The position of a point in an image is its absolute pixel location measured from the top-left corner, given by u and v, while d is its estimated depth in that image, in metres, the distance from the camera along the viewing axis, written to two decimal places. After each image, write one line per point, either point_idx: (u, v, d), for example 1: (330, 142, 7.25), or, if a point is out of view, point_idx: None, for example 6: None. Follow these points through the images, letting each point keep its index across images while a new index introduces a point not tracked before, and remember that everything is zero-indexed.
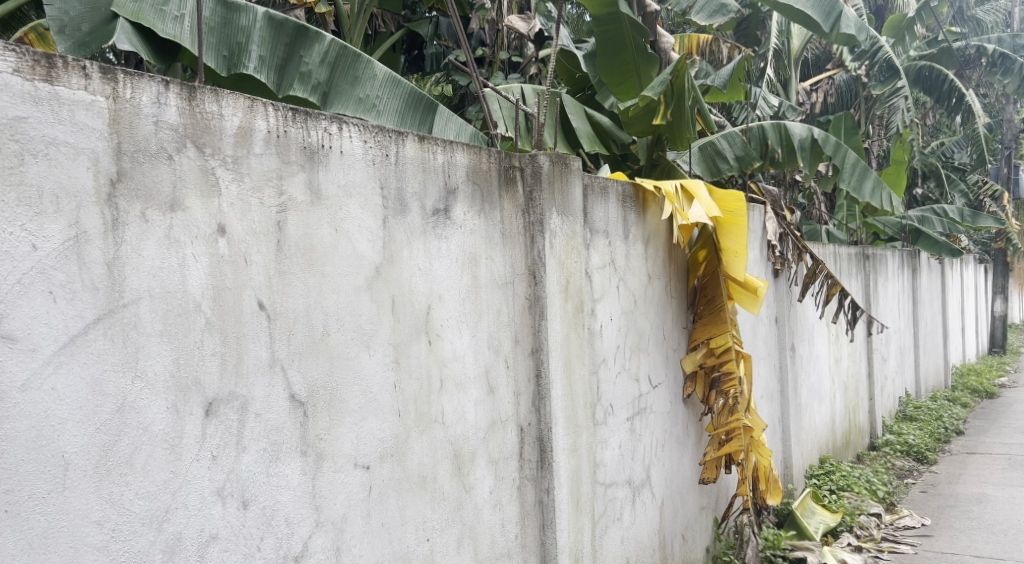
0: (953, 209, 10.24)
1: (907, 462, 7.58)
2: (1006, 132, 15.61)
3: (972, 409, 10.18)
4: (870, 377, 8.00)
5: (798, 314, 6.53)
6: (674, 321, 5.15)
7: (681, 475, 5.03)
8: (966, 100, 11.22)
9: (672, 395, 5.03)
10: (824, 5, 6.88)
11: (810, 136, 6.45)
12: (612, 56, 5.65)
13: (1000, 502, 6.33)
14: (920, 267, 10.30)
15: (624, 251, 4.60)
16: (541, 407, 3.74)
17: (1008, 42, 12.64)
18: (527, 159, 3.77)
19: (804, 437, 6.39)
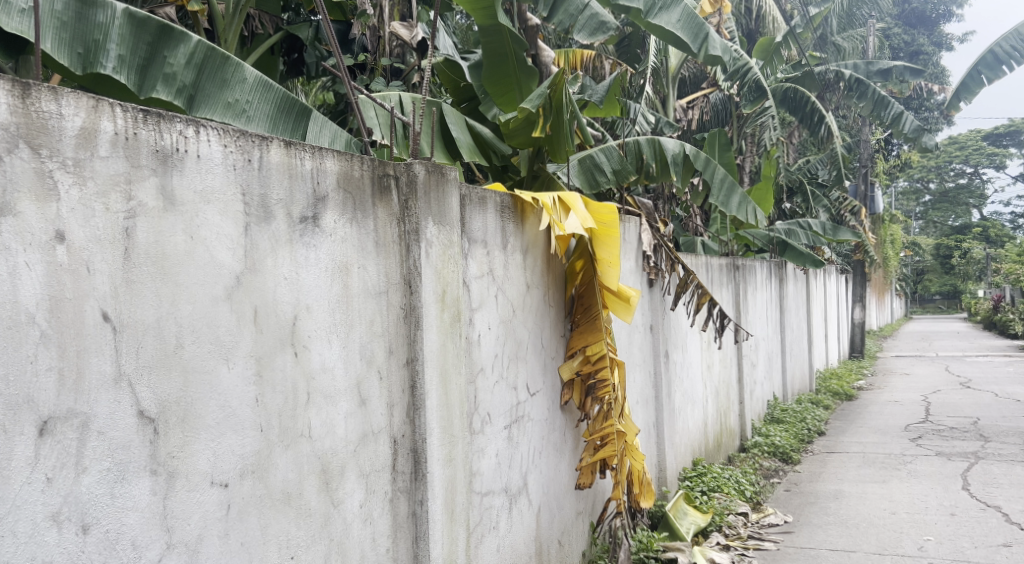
0: (816, 222, 10.86)
1: (774, 462, 7.97)
2: (863, 151, 16.79)
3: (833, 411, 10.85)
4: (740, 382, 8.39)
5: (672, 322, 6.77)
6: (553, 330, 5.22)
7: (558, 481, 5.10)
8: (827, 122, 11.97)
9: (550, 402, 5.10)
10: (693, 26, 7.22)
11: (682, 151, 6.70)
12: (494, 67, 5.68)
13: (853, 498, 6.76)
14: (787, 276, 10.90)
15: (503, 260, 4.63)
16: (415, 418, 3.70)
17: (863, 69, 13.58)
18: (403, 167, 3.73)
19: (677, 440, 6.62)
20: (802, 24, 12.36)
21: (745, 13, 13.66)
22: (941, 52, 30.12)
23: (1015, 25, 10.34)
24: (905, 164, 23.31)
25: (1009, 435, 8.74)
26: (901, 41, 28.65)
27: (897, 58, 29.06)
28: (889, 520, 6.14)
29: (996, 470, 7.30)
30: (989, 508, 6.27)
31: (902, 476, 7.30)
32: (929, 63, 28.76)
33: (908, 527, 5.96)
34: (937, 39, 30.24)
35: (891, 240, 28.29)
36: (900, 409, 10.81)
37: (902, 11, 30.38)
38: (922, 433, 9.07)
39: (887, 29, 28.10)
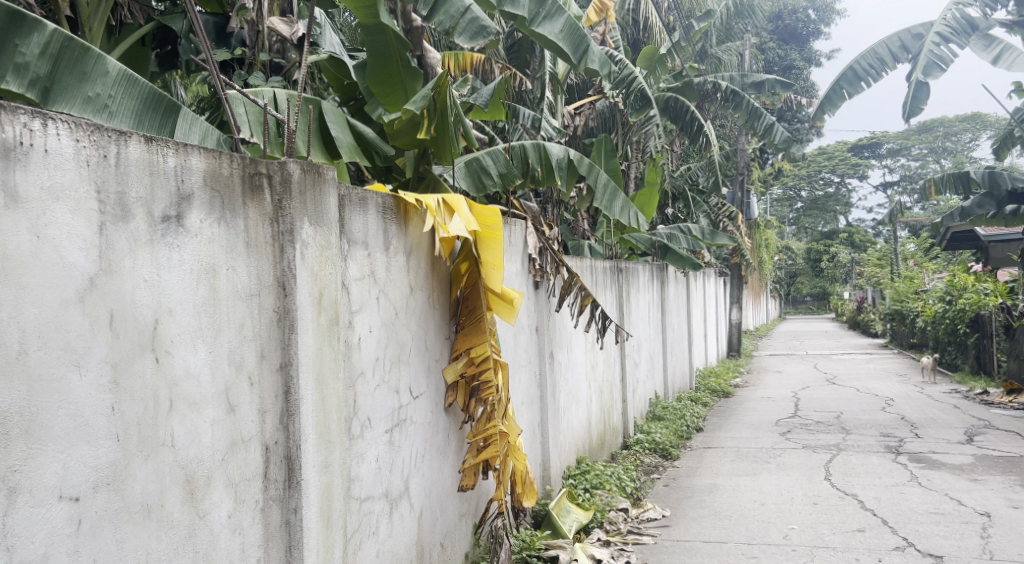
0: (696, 227, 11.31)
1: (654, 459, 8.24)
2: (740, 159, 17.66)
3: (711, 408, 11.32)
4: (623, 381, 8.63)
5: (556, 324, 6.88)
6: (437, 332, 5.17)
7: (441, 484, 5.07)
8: (705, 131, 12.39)
9: (433, 405, 5.05)
10: (574, 38, 7.36)
11: (566, 157, 6.82)
12: (378, 67, 5.63)
13: (726, 491, 7.08)
14: (668, 279, 11.32)
15: (385, 262, 4.53)
16: (288, 424, 3.60)
17: (739, 80, 14.15)
18: (276, 166, 3.61)
19: (561, 439, 6.73)
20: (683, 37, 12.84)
21: (631, 23, 14.04)
22: (811, 67, 32.01)
23: (872, 45, 11.13)
24: (778, 172, 24.64)
25: (867, 427, 9.39)
26: (775, 55, 30.25)
27: (772, 71, 30.69)
28: (758, 511, 6.47)
29: (854, 460, 7.82)
30: (847, 496, 6.70)
31: (771, 469, 7.71)
32: (800, 77, 30.57)
33: (775, 517, 6.30)
34: (808, 55, 32.06)
35: (766, 245, 29.85)
36: (771, 405, 11.42)
37: (777, 27, 32.06)
38: (791, 427, 9.61)
39: (762, 44, 29.66)
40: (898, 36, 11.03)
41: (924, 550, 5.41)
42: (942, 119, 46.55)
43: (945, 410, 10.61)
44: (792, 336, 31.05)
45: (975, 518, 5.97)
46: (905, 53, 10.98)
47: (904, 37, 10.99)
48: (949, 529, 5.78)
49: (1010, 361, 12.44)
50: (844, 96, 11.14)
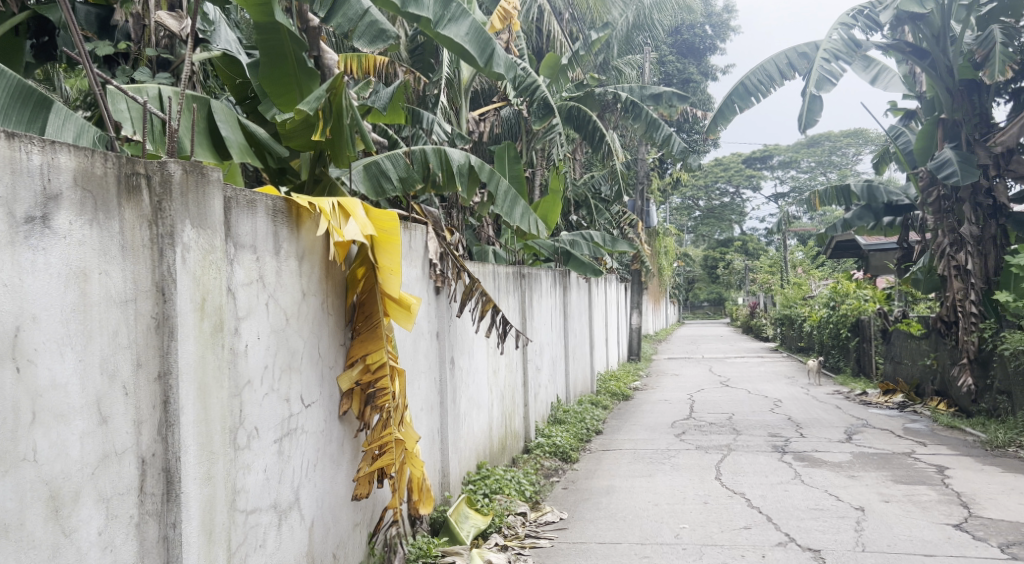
0: (598, 234, 11.45)
1: (554, 462, 8.31)
2: (640, 169, 18.14)
3: (611, 411, 11.55)
4: (525, 385, 8.67)
5: (458, 329, 6.74)
6: (331, 339, 5.01)
7: (335, 494, 4.95)
8: (607, 141, 12.66)
9: (327, 413, 4.91)
10: (479, 41, 7.39)
11: (467, 162, 6.79)
12: (272, 66, 5.47)
13: (622, 492, 7.22)
14: (570, 284, 11.47)
15: (275, 267, 4.40)
16: (167, 435, 3.44)
17: (638, 92, 14.43)
18: (155, 166, 3.46)
19: (461, 445, 6.63)
20: (585, 47, 13.09)
21: (535, 32, 14.20)
22: (707, 82, 33.21)
23: (761, 62, 11.63)
24: (677, 182, 25.45)
25: (756, 428, 9.78)
26: (674, 68, 31.24)
27: (670, 84, 31.67)
28: (651, 512, 6.63)
29: (743, 460, 8.13)
30: (736, 495, 6.96)
31: (666, 470, 7.92)
32: (697, 91, 31.72)
33: (667, 517, 6.47)
34: (704, 69, 33.23)
35: (665, 252, 30.79)
36: (668, 407, 11.74)
37: (676, 41, 33.09)
38: (686, 429, 9.91)
39: (661, 57, 30.61)
40: (785, 54, 11.57)
41: (804, 545, 5.68)
42: (828, 134, 49.23)
43: (827, 410, 11.19)
44: (689, 340, 32.14)
45: (851, 513, 6.31)
46: (792, 71, 11.52)
47: (791, 56, 11.51)
48: (827, 523, 6.09)
49: (886, 363, 13.26)
50: (736, 110, 11.59)
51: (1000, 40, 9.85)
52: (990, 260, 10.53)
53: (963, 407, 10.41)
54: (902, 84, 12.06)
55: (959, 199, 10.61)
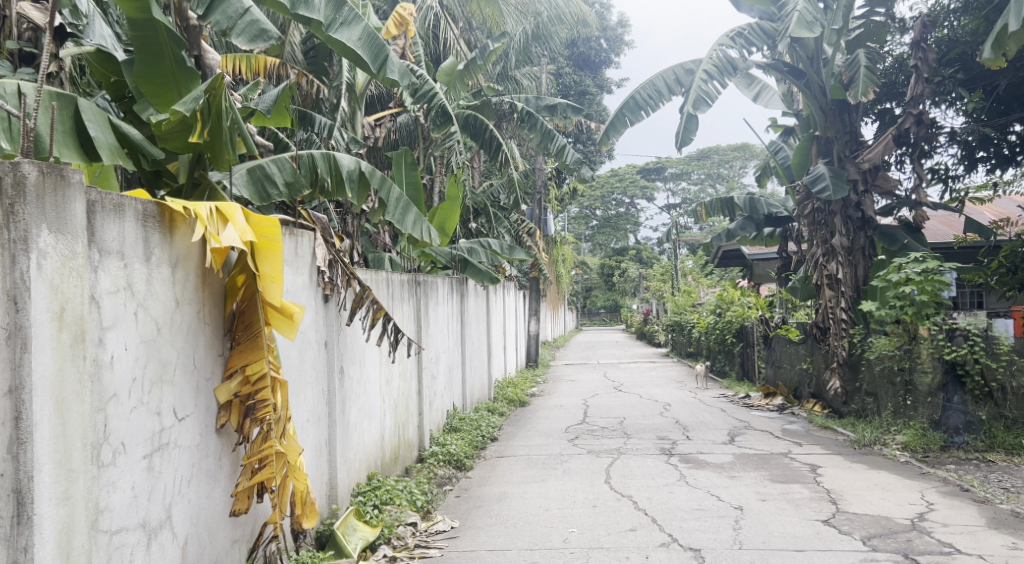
0: (495, 241, 11.49)
1: (448, 470, 8.26)
2: (538, 178, 18.39)
3: (507, 418, 11.61)
4: (420, 394, 8.52)
5: (347, 338, 6.52)
6: (207, 349, 4.81)
7: (210, 510, 4.74)
8: (503, 150, 12.75)
9: (202, 426, 4.71)
10: (373, 47, 7.34)
11: (357, 168, 6.72)
12: (147, 64, 5.23)
13: (514, 499, 7.26)
14: (467, 291, 11.45)
15: (145, 274, 4.20)
16: (19, 454, 3.21)
17: (534, 103, 14.61)
18: (7, 167, 3.26)
19: (351, 457, 6.43)
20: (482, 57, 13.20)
21: (433, 40, 14.20)
22: (603, 94, 34.04)
23: (651, 77, 12.01)
24: (574, 192, 25.95)
25: (646, 432, 10.05)
26: (571, 80, 31.84)
27: (568, 95, 32.29)
28: (542, 517, 6.69)
29: (632, 463, 8.33)
30: (623, 498, 7.12)
31: (558, 475, 8.03)
32: (592, 103, 32.51)
33: (557, 521, 6.54)
34: (601, 81, 33.99)
35: (564, 260, 31.29)
36: (563, 413, 11.90)
37: (573, 53, 33.70)
38: (579, 434, 10.07)
39: (558, 70, 31.20)
40: (672, 70, 11.99)
41: (685, 545, 5.86)
42: (716, 148, 51.26)
43: (714, 413, 11.61)
44: (585, 347, 32.76)
45: (730, 512, 6.57)
46: (679, 87, 11.96)
47: (679, 72, 11.94)
48: (708, 523, 6.32)
49: (767, 367, 13.90)
50: (626, 124, 11.92)
51: (864, 64, 10.57)
52: (859, 270, 11.16)
53: (835, 408, 11.04)
54: (781, 102, 12.72)
55: (831, 211, 11.16)
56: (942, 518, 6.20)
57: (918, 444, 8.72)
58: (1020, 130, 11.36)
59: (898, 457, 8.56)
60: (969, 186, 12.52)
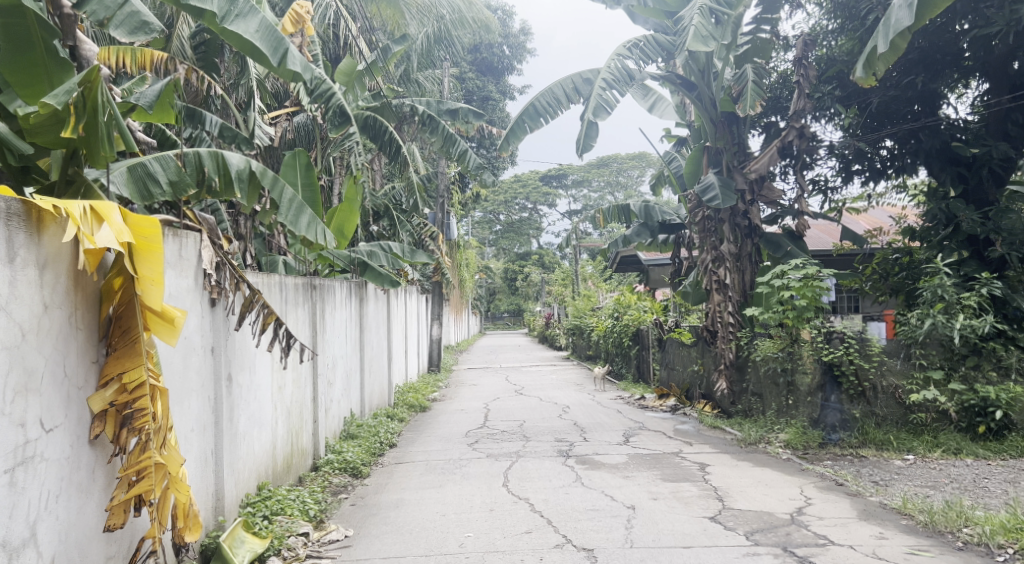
0: (396, 245, 11.33)
1: (343, 478, 8.10)
2: (441, 182, 18.34)
3: (406, 423, 11.51)
4: (315, 401, 8.32)
5: (235, 344, 6.31)
6: (79, 355, 4.53)
7: (81, 527, 4.47)
8: (403, 152, 12.66)
9: (73, 438, 4.43)
10: (270, 39, 7.07)
11: (247, 168, 6.49)
12: (14, 53, 4.92)
13: (411, 505, 7.19)
14: (367, 296, 11.30)
15: (7, 277, 3.93)
16: None
17: (435, 106, 14.53)
18: None
19: (239, 467, 6.22)
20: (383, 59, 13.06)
21: (332, 39, 13.95)
22: (506, 100, 34.23)
23: (550, 84, 12.18)
24: (477, 196, 26.01)
25: (544, 434, 10.17)
26: (474, 85, 31.93)
27: (470, 100, 32.37)
28: (438, 522, 6.66)
29: (530, 466, 8.41)
30: (520, 500, 7.18)
31: (456, 479, 8.02)
32: (494, 109, 32.71)
33: (453, 526, 6.53)
34: (503, 87, 34.21)
35: (467, 264, 31.30)
36: (463, 417, 11.88)
37: (475, 59, 33.79)
38: (478, 438, 10.09)
39: (461, 74, 31.22)
40: (571, 78, 12.20)
41: (579, 545, 5.95)
42: (616, 156, 52.37)
43: (611, 415, 11.86)
44: (488, 350, 32.87)
45: (622, 511, 6.72)
46: (578, 95, 12.18)
47: (577, 81, 12.15)
48: (601, 523, 6.43)
49: (662, 369, 14.30)
50: (527, 130, 12.07)
51: (751, 78, 11.06)
52: (746, 275, 11.61)
53: (723, 408, 11.49)
54: (674, 113, 13.15)
55: (720, 219, 11.61)
56: (819, 511, 6.54)
57: (799, 441, 9.15)
58: (890, 146, 12.17)
59: (780, 454, 8.99)
60: (845, 196, 13.31)
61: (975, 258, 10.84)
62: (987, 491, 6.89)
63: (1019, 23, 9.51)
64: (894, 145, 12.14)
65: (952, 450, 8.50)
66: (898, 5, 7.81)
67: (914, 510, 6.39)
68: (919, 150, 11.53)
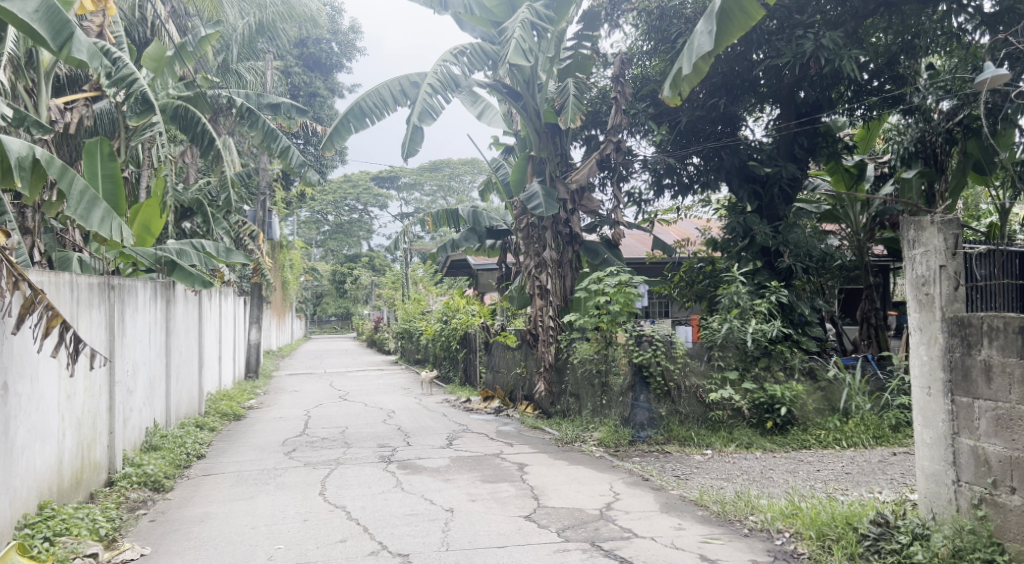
0: (210, 243, 10.79)
1: (142, 493, 7.55)
2: (262, 179, 17.58)
3: (218, 432, 10.93)
4: (112, 410, 7.69)
5: (14, 349, 5.71)
6: None
7: None
8: (217, 145, 12.04)
9: None
10: (53, 21, 6.71)
11: (31, 155, 5.92)
12: None
13: (218, 518, 6.82)
14: (176, 297, 10.60)
15: None
16: None
17: (255, 100, 13.89)
18: None
19: (17, 485, 5.63)
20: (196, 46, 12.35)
21: (140, 22, 13.02)
22: (335, 99, 33.41)
23: (376, 85, 12.04)
24: (302, 195, 25.24)
25: (366, 440, 10.02)
26: (300, 80, 30.93)
27: (297, 96, 31.32)
28: (246, 535, 6.35)
29: (349, 473, 8.25)
30: (336, 509, 7.00)
31: (269, 490, 7.71)
32: (322, 106, 31.91)
33: (263, 538, 6.26)
34: (331, 84, 33.44)
35: (291, 265, 30.25)
36: (281, 425, 11.46)
37: (301, 53, 32.73)
38: (296, 446, 9.77)
39: (286, 67, 30.14)
40: (398, 81, 12.12)
41: (394, 551, 5.89)
42: (449, 160, 52.42)
43: (435, 419, 11.89)
44: (312, 355, 31.93)
45: (440, 515, 6.73)
46: (404, 98, 12.12)
47: (404, 84, 12.12)
48: (417, 528, 6.41)
49: (487, 372, 14.54)
50: (351, 130, 11.87)
51: (573, 92, 11.51)
52: (567, 282, 12.09)
53: (544, 409, 11.87)
54: (501, 121, 13.46)
55: (543, 227, 11.95)
56: (625, 506, 6.88)
57: (611, 439, 9.64)
58: (696, 162, 13.03)
59: (594, 452, 9.42)
60: (658, 208, 14.17)
61: (767, 268, 11.93)
62: (771, 481, 7.56)
63: (805, 56, 10.56)
64: (699, 162, 13.01)
65: (744, 444, 9.33)
66: (700, 31, 8.38)
67: (709, 500, 6.89)
68: (721, 167, 12.41)
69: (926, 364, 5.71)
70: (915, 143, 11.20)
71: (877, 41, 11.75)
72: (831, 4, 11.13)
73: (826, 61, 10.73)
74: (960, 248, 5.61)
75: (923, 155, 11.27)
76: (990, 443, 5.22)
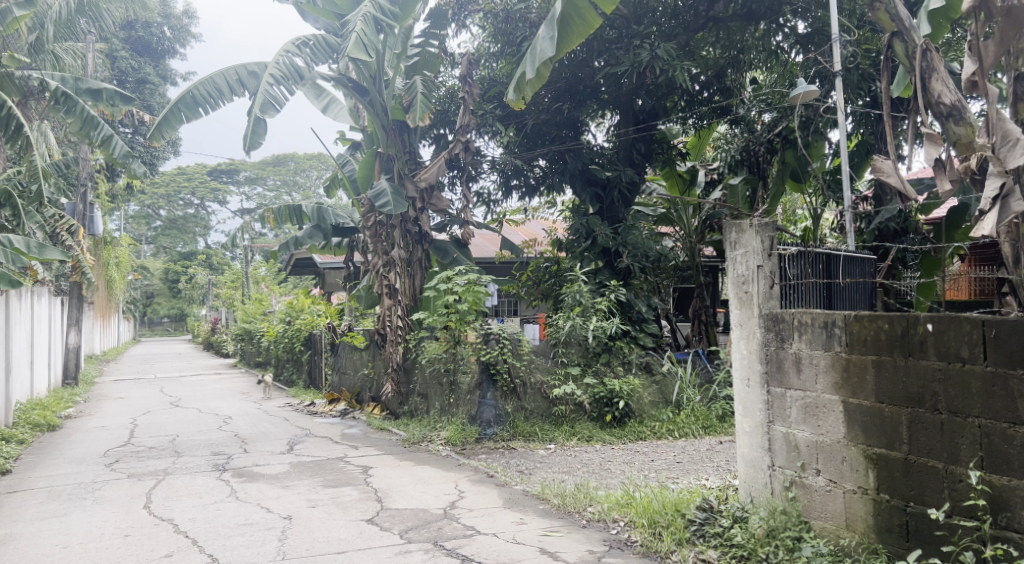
0: (19, 238, 9.87)
1: None
2: (82, 169, 16.25)
3: (28, 445, 9.98)
4: None
5: None
6: None
7: None
8: (25, 131, 11.00)
9: None
10: None
11: None
12: None
13: (24, 539, 6.21)
14: None
15: None
16: None
17: (72, 84, 12.82)
18: None
19: None
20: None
21: None
22: (167, 87, 31.50)
23: (210, 73, 11.43)
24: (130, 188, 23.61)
25: (199, 448, 9.50)
26: (127, 65, 28.93)
27: (123, 82, 29.25)
28: (55, 557, 5.82)
29: (178, 483, 7.77)
30: (162, 522, 6.57)
31: (86, 505, 7.12)
32: (152, 94, 30.00)
33: (76, 558, 5.76)
34: (163, 71, 31.52)
35: (117, 263, 28.16)
36: (103, 435, 10.64)
37: (128, 37, 30.60)
38: (119, 457, 9.09)
39: (110, 50, 28.07)
40: (234, 70, 11.60)
41: None
42: (294, 155, 50.81)
43: (274, 423, 11.45)
44: (140, 360, 29.78)
45: (277, 523, 6.48)
46: (241, 88, 11.60)
47: (241, 73, 11.60)
48: (252, 538, 6.13)
49: (333, 374, 14.18)
50: (182, 120, 11.22)
51: (420, 90, 11.43)
52: (416, 281, 12.03)
53: (392, 409, 11.73)
54: (348, 117, 13.20)
55: (392, 225, 11.79)
56: (469, 504, 6.92)
57: (457, 438, 9.66)
58: (542, 165, 13.30)
59: (440, 450, 9.41)
60: (506, 209, 14.37)
61: (608, 267, 12.39)
62: (608, 472, 7.86)
63: (641, 65, 11.06)
64: (545, 165, 13.32)
65: (585, 437, 9.65)
66: (543, 36, 8.63)
67: (550, 494, 7.06)
68: (566, 169, 12.77)
69: (745, 358, 6.13)
70: (740, 152, 12.18)
71: (707, 54, 12.56)
72: (665, 17, 11.76)
73: (660, 71, 11.32)
74: (776, 249, 6.02)
75: (747, 164, 12.20)
76: (800, 429, 5.66)
